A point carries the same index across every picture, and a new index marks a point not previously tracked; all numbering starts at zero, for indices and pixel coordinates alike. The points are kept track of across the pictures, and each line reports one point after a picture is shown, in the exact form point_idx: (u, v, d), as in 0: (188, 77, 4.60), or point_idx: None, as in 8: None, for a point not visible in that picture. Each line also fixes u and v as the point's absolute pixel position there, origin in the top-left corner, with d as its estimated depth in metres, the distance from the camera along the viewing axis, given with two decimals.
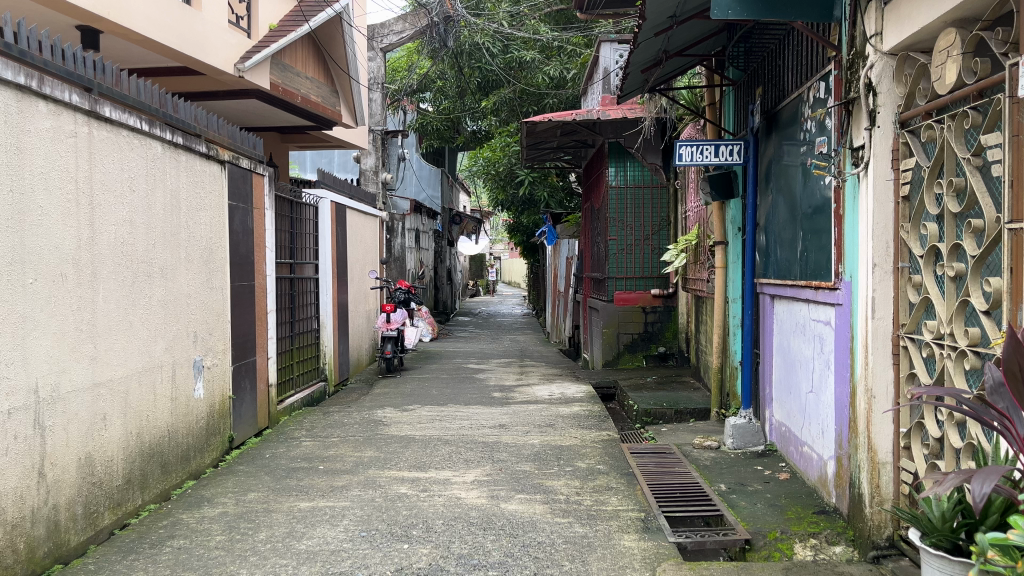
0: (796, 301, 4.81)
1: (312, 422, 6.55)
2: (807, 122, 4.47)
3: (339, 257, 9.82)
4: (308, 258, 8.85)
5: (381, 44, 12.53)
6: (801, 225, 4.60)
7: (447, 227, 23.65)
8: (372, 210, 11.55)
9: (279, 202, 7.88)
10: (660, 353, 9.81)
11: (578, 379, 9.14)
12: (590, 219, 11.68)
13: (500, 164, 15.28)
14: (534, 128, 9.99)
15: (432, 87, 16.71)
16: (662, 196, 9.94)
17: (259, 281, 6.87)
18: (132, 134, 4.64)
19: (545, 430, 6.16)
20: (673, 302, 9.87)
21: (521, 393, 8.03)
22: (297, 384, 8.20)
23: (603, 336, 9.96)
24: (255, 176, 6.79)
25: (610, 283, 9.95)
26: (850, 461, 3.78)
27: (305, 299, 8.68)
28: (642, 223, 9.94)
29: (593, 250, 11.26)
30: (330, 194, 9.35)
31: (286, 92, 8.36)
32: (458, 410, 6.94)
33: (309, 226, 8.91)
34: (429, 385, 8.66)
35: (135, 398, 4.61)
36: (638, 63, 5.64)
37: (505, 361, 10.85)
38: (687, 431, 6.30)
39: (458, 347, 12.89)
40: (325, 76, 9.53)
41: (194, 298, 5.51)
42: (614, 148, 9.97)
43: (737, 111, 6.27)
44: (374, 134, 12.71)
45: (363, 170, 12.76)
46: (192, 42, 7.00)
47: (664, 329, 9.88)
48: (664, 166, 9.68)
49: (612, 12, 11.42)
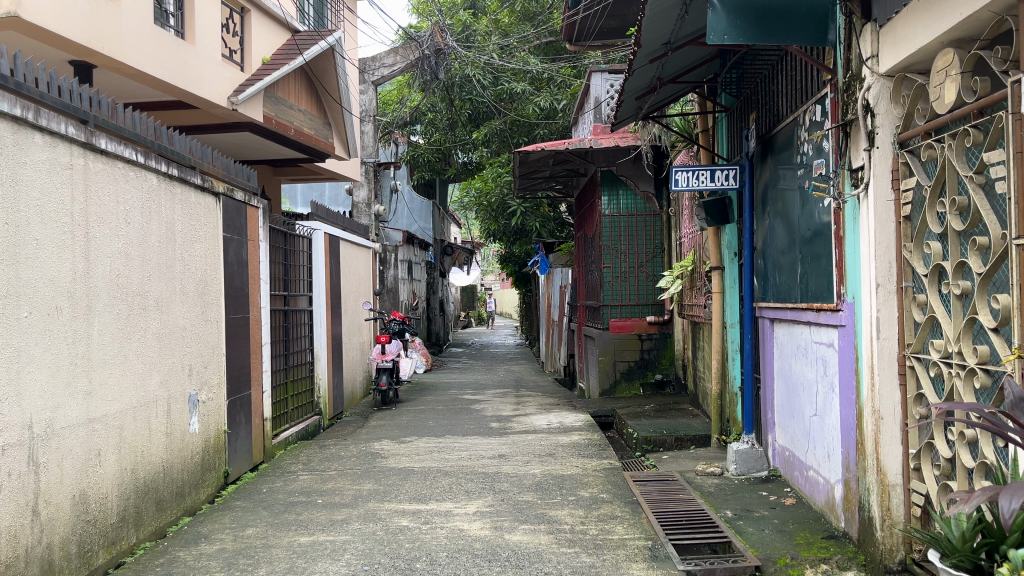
0: (796, 324, 4.79)
1: (309, 456, 6.46)
2: (803, 145, 4.50)
3: (332, 288, 9.77)
4: (302, 290, 8.81)
5: (373, 77, 12.80)
6: (801, 248, 4.61)
7: (439, 258, 23.62)
8: (365, 241, 11.54)
9: (273, 234, 7.86)
10: (657, 380, 9.75)
11: (574, 408, 9.08)
12: (583, 248, 11.70)
13: (492, 195, 15.30)
14: (527, 158, 10.04)
15: (423, 118, 16.74)
16: (656, 224, 9.97)
17: (254, 314, 6.82)
18: (127, 166, 4.62)
19: (545, 459, 6.09)
20: (669, 329, 9.85)
21: (519, 422, 7.96)
22: (291, 417, 8.10)
23: (599, 364, 9.90)
24: (249, 208, 6.76)
25: (605, 311, 9.93)
26: (859, 484, 3.74)
27: (300, 331, 8.62)
28: (636, 250, 9.96)
29: (587, 278, 11.26)
30: (323, 225, 9.34)
31: (279, 125, 8.38)
32: (456, 441, 6.86)
33: (303, 257, 8.89)
34: (425, 416, 8.58)
35: (130, 433, 4.53)
36: (633, 89, 5.67)
37: (501, 392, 10.76)
38: (688, 458, 6.24)
39: (453, 378, 12.82)
40: (318, 108, 9.57)
41: (188, 331, 5.44)
42: (607, 177, 10.02)
43: (730, 138, 6.34)
44: (366, 166, 12.73)
45: (356, 202, 12.74)
46: (186, 75, 7.01)
47: (660, 356, 9.84)
48: (656, 195, 9.67)
49: (601, 42, 11.55)
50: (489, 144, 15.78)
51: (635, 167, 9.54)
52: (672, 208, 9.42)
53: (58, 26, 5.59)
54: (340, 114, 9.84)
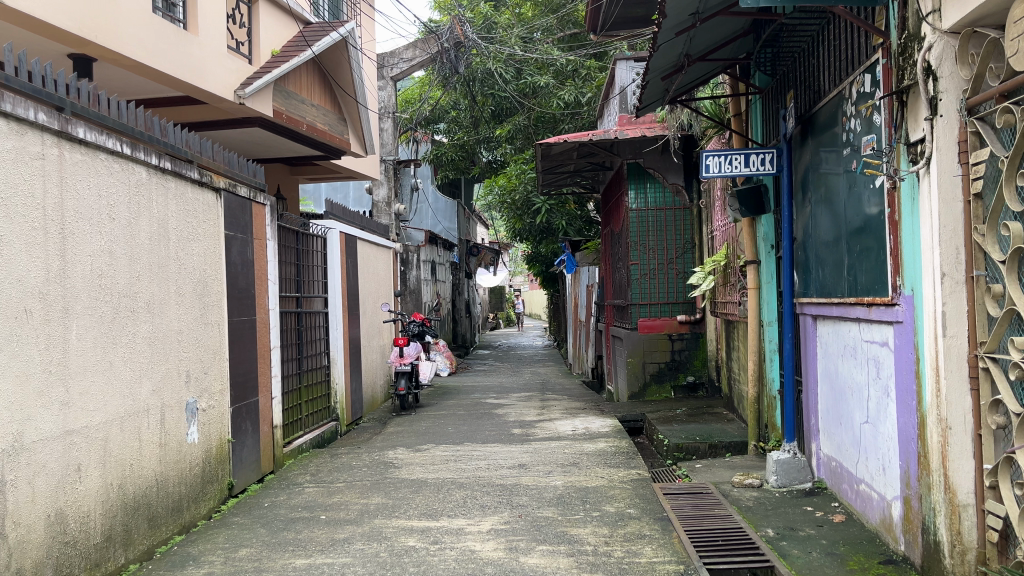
0: (843, 322, 4.33)
1: (319, 466, 6.10)
2: (849, 122, 4.05)
3: (350, 290, 9.43)
4: (317, 291, 8.49)
5: (391, 72, 12.29)
6: (847, 237, 4.15)
7: (465, 259, 23.27)
8: (384, 241, 11.21)
9: (284, 233, 7.55)
10: (689, 383, 9.28)
11: (602, 412, 8.64)
12: (610, 245, 11.24)
13: (516, 192, 14.91)
14: (549, 152, 9.64)
15: (447, 116, 16.64)
16: (686, 218, 9.49)
17: (261, 316, 6.49)
18: (111, 158, 4.29)
19: (569, 470, 5.66)
20: (701, 328, 9.37)
21: (542, 428, 7.54)
22: (305, 424, 7.77)
23: (628, 366, 9.44)
24: (256, 205, 6.44)
25: (633, 310, 9.47)
26: (922, 503, 3.28)
27: (315, 334, 8.30)
28: (665, 246, 9.50)
29: (614, 276, 10.80)
30: (338, 224, 9.01)
31: (290, 119, 8.06)
32: (474, 449, 6.46)
33: (318, 258, 8.57)
34: (445, 422, 8.19)
35: (116, 445, 4.19)
36: (658, 69, 5.24)
37: (526, 395, 10.35)
38: (724, 468, 5.78)
39: (477, 381, 12.44)
40: (332, 103, 9.25)
41: (185, 335, 5.11)
42: (633, 169, 9.57)
43: (764, 123, 5.90)
44: (385, 165, 12.41)
45: (375, 201, 12.40)
46: (188, 67, 6.70)
47: (692, 358, 9.35)
48: (687, 186, 9.21)
49: (627, 32, 11.12)
50: (513, 141, 15.39)
51: (663, 159, 9.14)
52: (703, 201, 8.94)
53: (48, 14, 5.29)
54: (356, 109, 9.51)
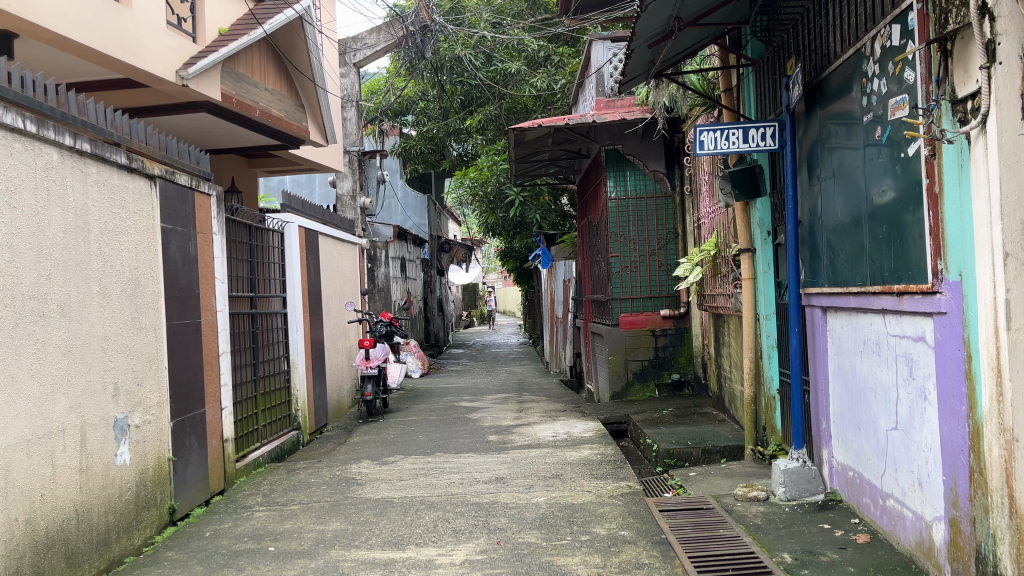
0: (863, 314, 3.82)
1: (273, 484, 5.48)
2: (871, 83, 3.53)
3: (311, 288, 8.79)
4: (274, 290, 7.87)
5: (354, 58, 11.65)
6: (868, 217, 3.63)
7: (436, 256, 22.67)
8: (349, 236, 10.58)
9: (233, 227, 6.92)
10: (674, 381, 8.77)
11: (583, 414, 8.11)
12: (588, 237, 10.68)
13: (488, 184, 14.32)
14: (523, 138, 9.08)
15: (415, 108, 16.12)
16: (668, 206, 8.96)
17: (207, 318, 5.84)
18: (11, 137, 3.63)
19: (551, 484, 5.09)
20: (685, 323, 8.87)
21: (520, 435, 6.98)
22: (262, 435, 7.15)
23: (609, 364, 8.92)
24: (199, 196, 5.79)
25: (614, 305, 8.94)
26: (976, 528, 2.76)
27: (271, 337, 7.67)
28: (647, 236, 8.97)
29: (592, 270, 10.26)
30: (297, 218, 8.36)
31: (241, 104, 7.41)
32: (446, 461, 5.89)
33: (275, 254, 7.94)
34: (415, 429, 7.60)
35: (21, 474, 3.55)
36: (645, 34, 4.70)
37: (502, 397, 9.78)
38: (721, 476, 5.27)
39: (451, 383, 11.85)
40: (289, 88, 8.61)
41: (112, 342, 4.45)
42: (612, 156, 9.04)
43: (759, 98, 5.41)
44: (349, 156, 11.72)
45: (339, 195, 11.73)
46: (122, 42, 6.01)
47: (677, 354, 8.85)
48: (668, 173, 8.82)
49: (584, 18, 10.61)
50: (484, 131, 14.89)
51: (643, 145, 8.76)
52: (688, 187, 8.43)
53: None
54: (314, 95, 8.87)
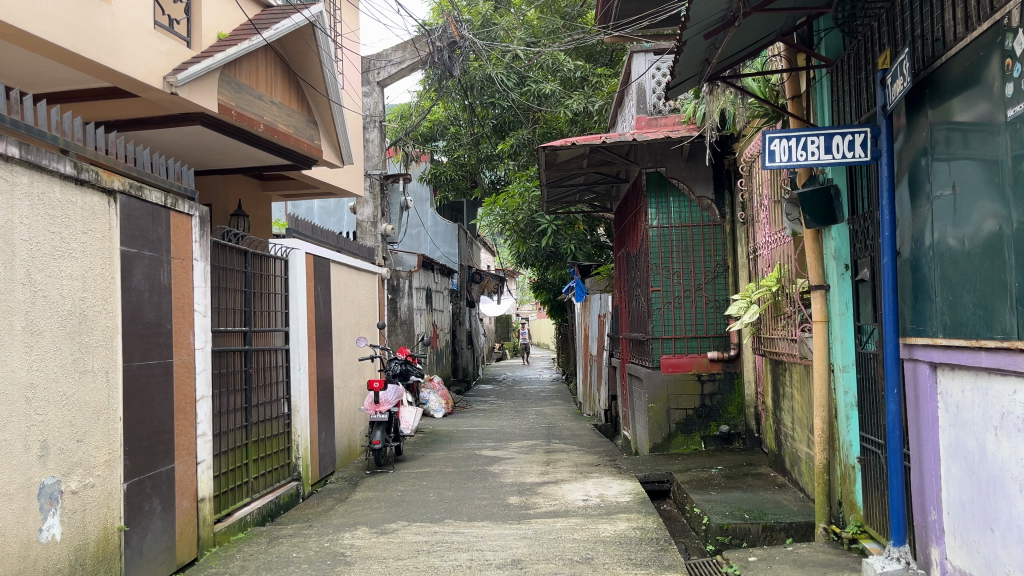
0: (1000, 377, 2.85)
1: (247, 558, 4.60)
2: (1021, 64, 2.60)
3: (320, 322, 7.97)
4: (275, 324, 7.08)
5: (378, 77, 11.02)
6: (1013, 247, 2.68)
7: (467, 286, 21.88)
8: (367, 265, 9.81)
9: (225, 253, 6.16)
10: (723, 433, 7.78)
11: (619, 470, 7.13)
12: (626, 268, 9.77)
13: (519, 212, 13.53)
14: (555, 160, 8.23)
15: (447, 133, 15.61)
16: (717, 236, 8.02)
17: (183, 358, 5.03)
18: None
19: (580, 572, 4.13)
20: (736, 367, 7.89)
21: (546, 497, 6.03)
22: (253, 489, 6.32)
23: (649, 412, 7.96)
24: (176, 216, 5.02)
25: (654, 346, 8.01)
26: None
27: (270, 376, 6.87)
28: (694, 269, 8.02)
29: (630, 305, 9.35)
30: (304, 244, 7.57)
31: (241, 117, 6.69)
32: (455, 532, 4.96)
33: (277, 284, 7.16)
34: (428, 485, 6.69)
35: None
36: (700, 20, 3.84)
37: (529, 445, 8.83)
38: (789, 566, 4.27)
39: (475, 425, 10.94)
40: (300, 102, 7.91)
41: (41, 391, 3.62)
42: (654, 179, 8.16)
43: (835, 105, 4.52)
44: (370, 179, 11.00)
45: (360, 221, 11.00)
46: (100, 42, 5.30)
47: (726, 403, 7.87)
48: (716, 200, 7.94)
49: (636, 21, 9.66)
50: (517, 157, 14.17)
51: (689, 167, 7.88)
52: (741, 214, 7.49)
53: None
54: (328, 111, 8.14)
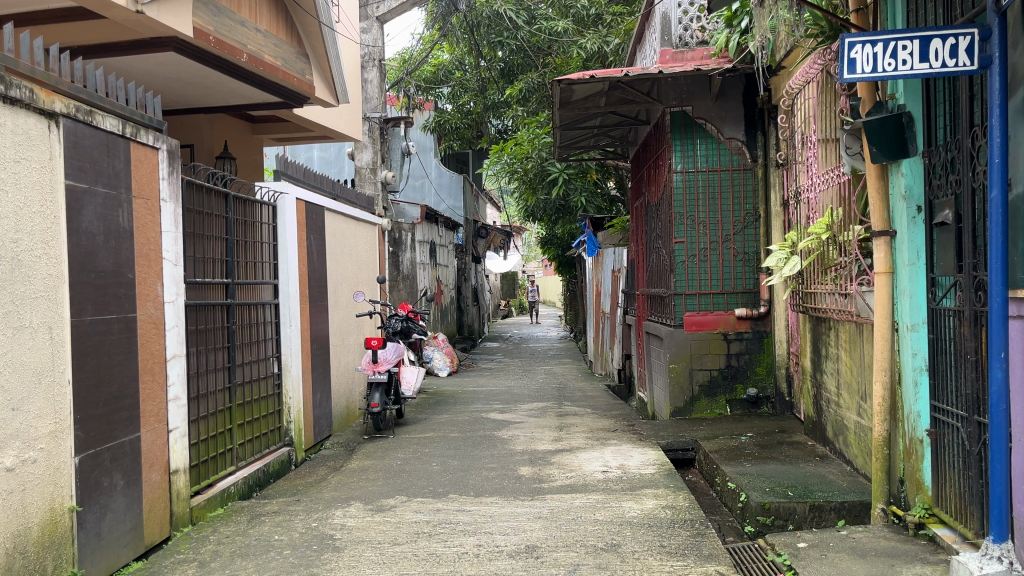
0: None
1: (222, 541, 4.02)
2: None
3: (313, 274, 7.32)
4: (263, 276, 6.44)
5: (377, 11, 10.12)
6: None
7: (473, 241, 21.21)
8: (366, 214, 9.15)
9: (204, 195, 5.49)
10: (751, 396, 7.18)
11: (639, 437, 6.55)
12: (644, 219, 9.07)
13: (528, 160, 12.81)
14: (570, 97, 7.54)
15: (452, 79, 15.24)
16: (747, 181, 7.31)
17: (150, 313, 4.40)
18: None
19: (607, 563, 3.53)
20: (766, 326, 7.26)
21: (561, 468, 5.45)
22: (237, 456, 5.75)
23: (670, 373, 7.35)
24: (139, 147, 4.35)
25: (677, 303, 7.36)
26: None
27: (257, 333, 6.24)
28: (722, 217, 7.33)
29: (649, 259, 8.69)
30: (295, 188, 6.88)
31: (221, 44, 5.97)
32: (461, 510, 4.38)
33: (264, 232, 6.49)
34: (430, 453, 6.11)
35: None
36: None
37: (539, 408, 8.23)
38: (849, 555, 3.67)
39: (481, 385, 10.37)
40: (288, 32, 7.16)
41: None
42: (678, 119, 7.39)
43: (911, 16, 3.81)
44: (369, 123, 10.28)
45: (358, 168, 10.30)
46: None
47: (754, 363, 7.26)
48: (748, 141, 7.31)
49: None
50: (526, 102, 13.42)
51: (719, 105, 7.28)
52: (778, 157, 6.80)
53: None
54: (320, 42, 7.43)
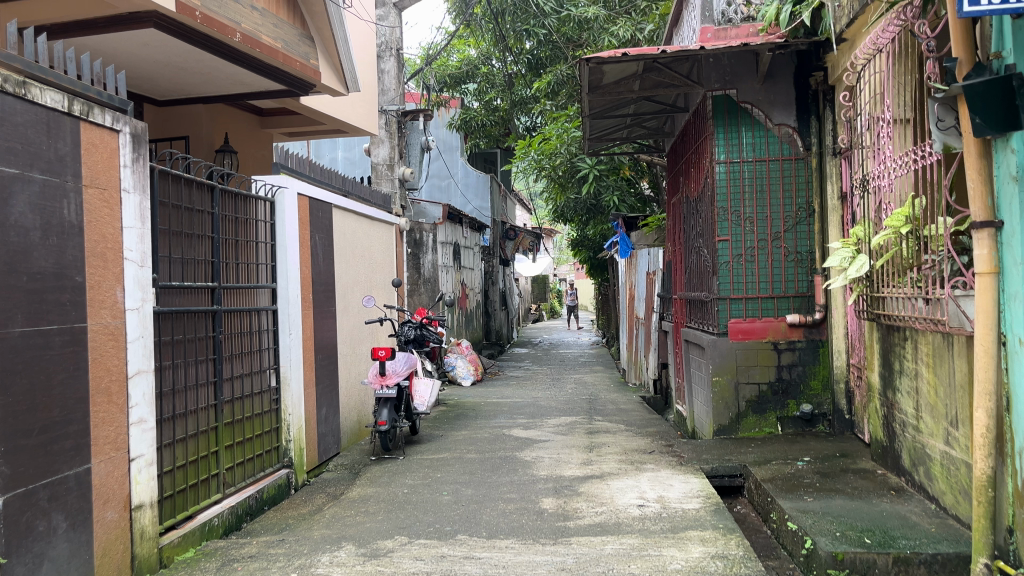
0: None
1: None
2: None
3: (319, 277, 6.67)
4: (259, 280, 5.80)
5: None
6: None
7: (502, 243, 20.53)
8: (382, 214, 8.52)
9: (188, 188, 4.85)
10: (806, 414, 6.39)
11: (679, 461, 5.79)
12: (682, 216, 8.30)
13: (556, 156, 12.05)
14: (600, 80, 6.81)
15: (477, 74, 14.76)
16: (800, 172, 6.52)
17: (106, 323, 3.75)
18: None
19: None
20: (821, 334, 6.45)
21: (589, 500, 4.73)
22: (226, 482, 5.11)
23: (713, 388, 6.56)
24: (95, 129, 3.73)
25: (720, 308, 6.57)
26: None
27: (251, 343, 5.61)
28: (772, 212, 6.55)
29: (688, 259, 7.92)
30: (296, 182, 6.24)
31: (210, 20, 5.33)
32: (469, 558, 3.69)
33: (260, 231, 5.85)
34: (441, 479, 5.41)
35: None
36: None
37: (567, 424, 7.49)
38: None
39: (506, 397, 9.66)
40: (291, 10, 6.54)
41: None
42: (722, 104, 6.63)
43: None
44: (387, 116, 9.65)
45: (375, 164, 9.67)
46: None
47: (809, 377, 6.46)
48: (799, 128, 6.49)
49: None
50: (555, 96, 12.75)
51: (767, 89, 6.45)
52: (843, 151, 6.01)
53: None
54: (325, 21, 6.83)
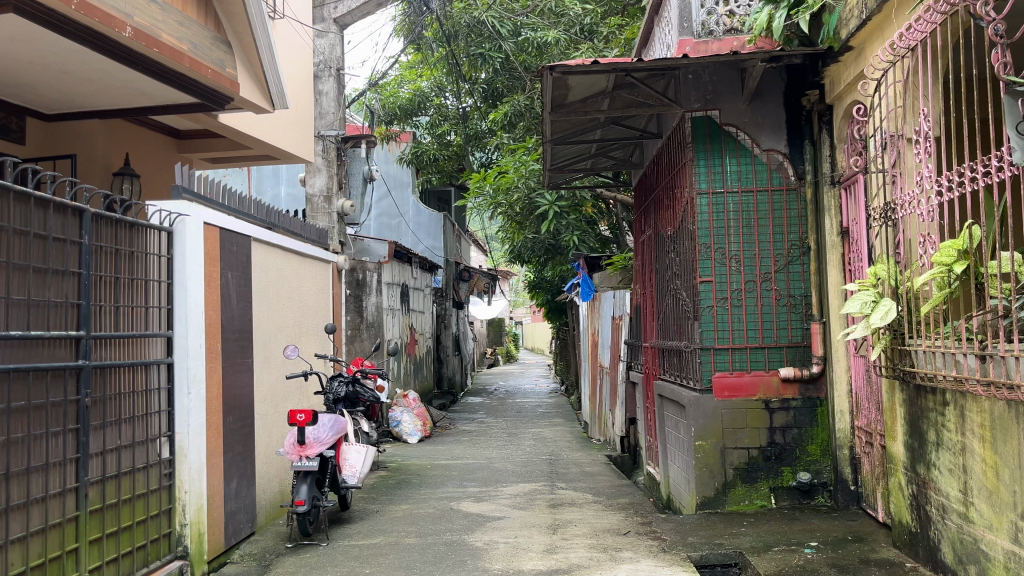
0: None
1: None
2: None
3: (232, 323, 5.60)
4: (149, 326, 4.70)
5: (334, 13, 8.55)
6: None
7: (456, 286, 19.57)
8: (317, 251, 7.50)
9: (45, 210, 3.79)
10: (803, 484, 5.49)
11: (662, 546, 4.79)
12: (654, 255, 7.42)
13: (513, 191, 11.12)
14: (564, 97, 5.93)
15: (430, 106, 14.16)
16: (792, 205, 5.71)
17: None
18: None
19: None
20: (819, 391, 5.59)
21: None
22: None
23: (696, 454, 5.59)
24: None
25: (703, 361, 5.65)
26: None
27: (134, 405, 4.49)
28: (760, 250, 5.70)
29: (661, 304, 7.02)
30: (204, 210, 5.21)
31: (90, 7, 4.33)
32: None
33: (153, 267, 4.77)
34: None
35: None
36: None
37: (525, 494, 6.47)
38: None
39: (456, 457, 8.59)
40: (202, 9, 5.57)
41: None
42: (701, 125, 5.73)
43: None
44: (325, 143, 8.66)
45: (311, 196, 8.65)
46: None
47: (806, 440, 5.58)
48: (791, 155, 5.73)
49: None
50: (512, 129, 12.01)
51: (752, 111, 5.71)
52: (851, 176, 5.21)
53: None
54: (246, 26, 5.89)
